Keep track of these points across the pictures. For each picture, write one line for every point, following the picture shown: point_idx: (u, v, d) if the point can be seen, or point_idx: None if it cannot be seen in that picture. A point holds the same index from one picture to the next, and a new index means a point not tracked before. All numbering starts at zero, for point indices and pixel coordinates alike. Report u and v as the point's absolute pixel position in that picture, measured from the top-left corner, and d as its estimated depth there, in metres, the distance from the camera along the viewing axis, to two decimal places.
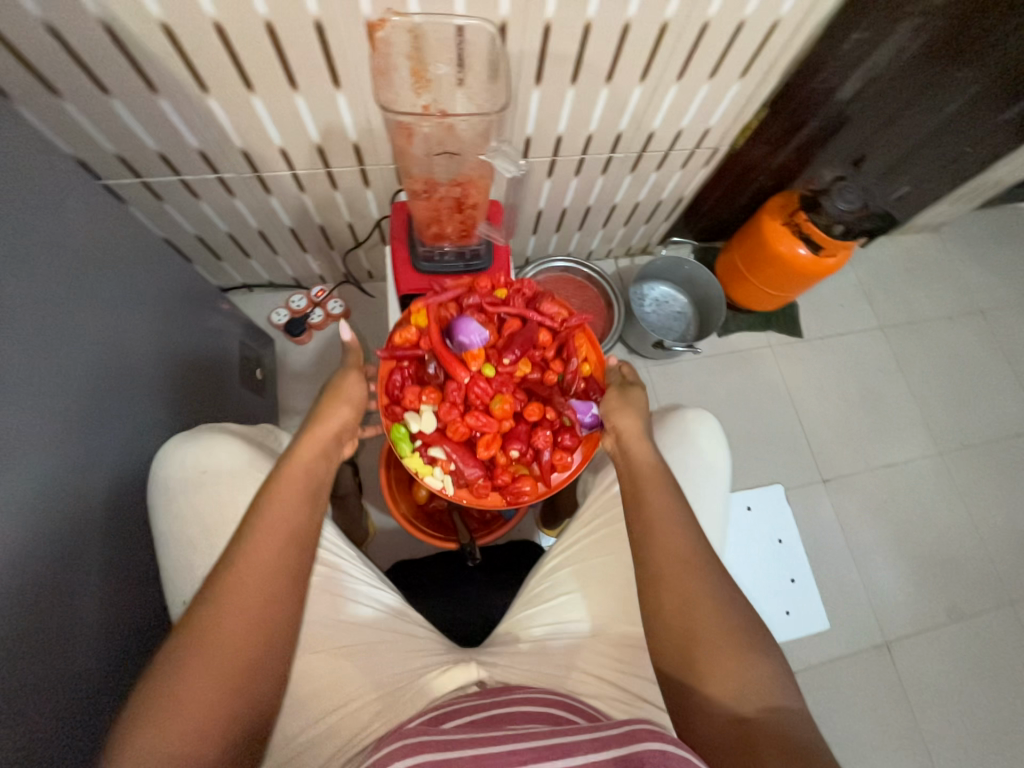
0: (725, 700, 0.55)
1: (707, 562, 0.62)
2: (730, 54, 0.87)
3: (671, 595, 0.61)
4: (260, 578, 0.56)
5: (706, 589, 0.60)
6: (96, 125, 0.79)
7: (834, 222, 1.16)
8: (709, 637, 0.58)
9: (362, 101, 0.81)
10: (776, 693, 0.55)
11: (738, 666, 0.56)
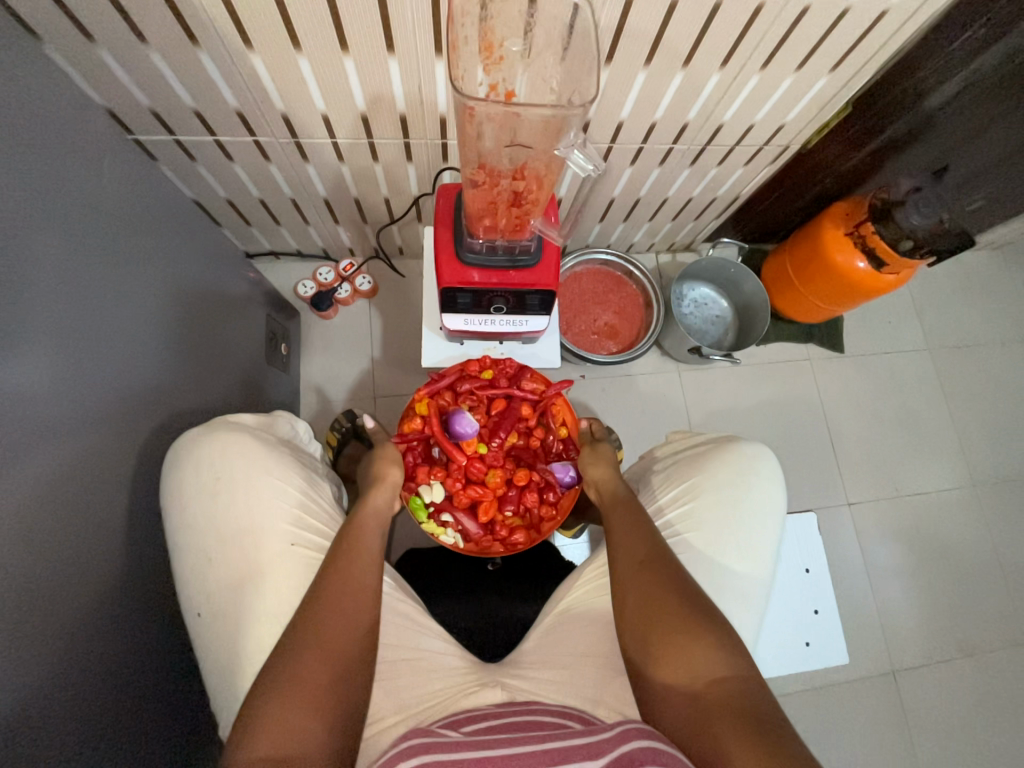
0: (683, 680, 0.59)
1: (665, 561, 0.67)
2: (822, 44, 0.79)
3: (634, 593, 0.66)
4: (337, 608, 0.60)
5: (662, 582, 0.65)
6: (131, 76, 0.74)
7: (903, 238, 1.07)
8: (666, 626, 0.62)
9: (416, 70, 0.74)
10: (727, 669, 0.58)
11: (691, 647, 0.60)
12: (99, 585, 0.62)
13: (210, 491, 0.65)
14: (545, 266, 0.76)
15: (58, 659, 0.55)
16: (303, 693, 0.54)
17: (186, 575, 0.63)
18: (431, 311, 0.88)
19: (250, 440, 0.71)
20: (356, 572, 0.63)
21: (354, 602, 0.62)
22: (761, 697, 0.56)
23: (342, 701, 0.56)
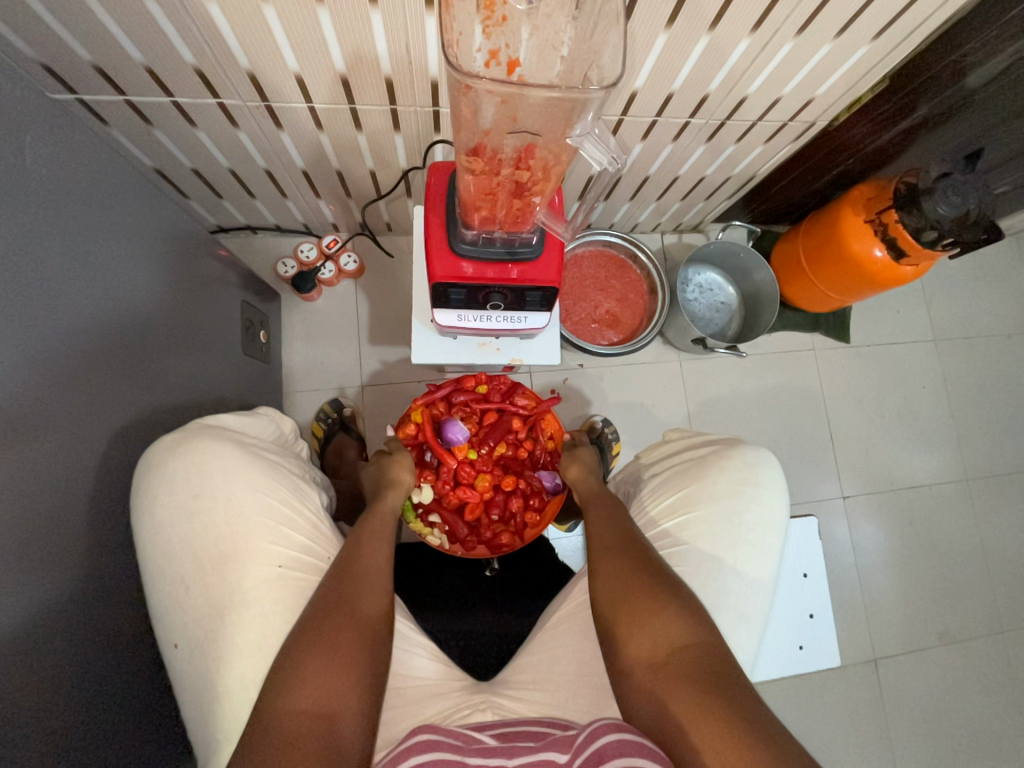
0: (647, 650, 0.60)
1: (636, 540, 0.69)
2: (868, 9, 0.70)
3: (603, 570, 0.67)
4: (364, 573, 0.63)
5: (631, 559, 0.67)
6: (66, 25, 0.63)
7: (926, 227, 0.99)
8: (634, 600, 0.63)
9: (402, 25, 0.64)
10: (691, 642, 0.59)
11: (657, 617, 0.61)
12: (66, 617, 0.57)
13: (187, 506, 0.60)
14: (547, 259, 0.69)
15: (22, 700, 0.51)
16: (346, 653, 0.56)
17: (164, 605, 0.59)
18: (422, 303, 0.81)
19: (229, 451, 0.65)
20: (357, 564, 0.63)
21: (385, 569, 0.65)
22: (722, 670, 0.57)
23: (373, 662, 0.57)
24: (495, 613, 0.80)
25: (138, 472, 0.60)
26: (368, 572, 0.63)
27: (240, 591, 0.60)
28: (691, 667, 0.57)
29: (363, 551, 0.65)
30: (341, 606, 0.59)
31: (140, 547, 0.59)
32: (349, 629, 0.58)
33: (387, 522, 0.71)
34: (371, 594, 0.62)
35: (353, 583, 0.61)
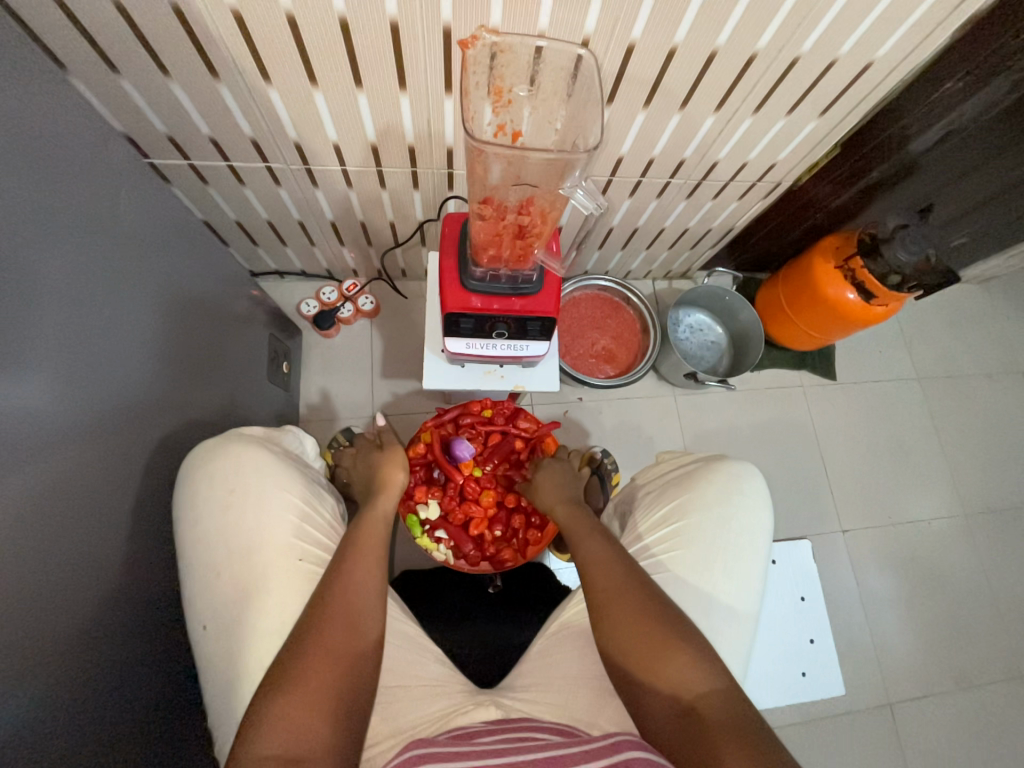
0: (663, 697, 0.60)
1: (635, 577, 0.67)
2: (812, 92, 0.83)
3: (607, 619, 0.65)
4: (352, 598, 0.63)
5: (634, 605, 0.65)
6: (151, 104, 0.77)
7: (890, 273, 1.10)
8: (645, 648, 0.62)
9: (426, 105, 0.78)
10: (704, 682, 0.59)
11: (669, 663, 0.61)
12: (99, 609, 0.61)
13: (222, 503, 0.66)
14: (546, 293, 0.78)
15: (56, 683, 0.54)
16: (322, 690, 0.55)
17: (195, 589, 0.64)
18: (433, 333, 0.90)
19: (264, 453, 0.72)
20: (350, 591, 0.63)
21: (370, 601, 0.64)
22: (736, 707, 0.58)
23: (350, 694, 0.57)
24: (497, 626, 0.82)
25: (183, 468, 0.66)
26: (348, 606, 0.62)
27: (265, 581, 0.64)
28: (710, 710, 0.57)
29: (342, 586, 0.64)
30: (314, 645, 0.58)
31: (179, 532, 0.65)
32: (322, 668, 0.57)
33: (371, 547, 0.70)
34: (348, 627, 0.61)
35: (326, 622, 0.60)
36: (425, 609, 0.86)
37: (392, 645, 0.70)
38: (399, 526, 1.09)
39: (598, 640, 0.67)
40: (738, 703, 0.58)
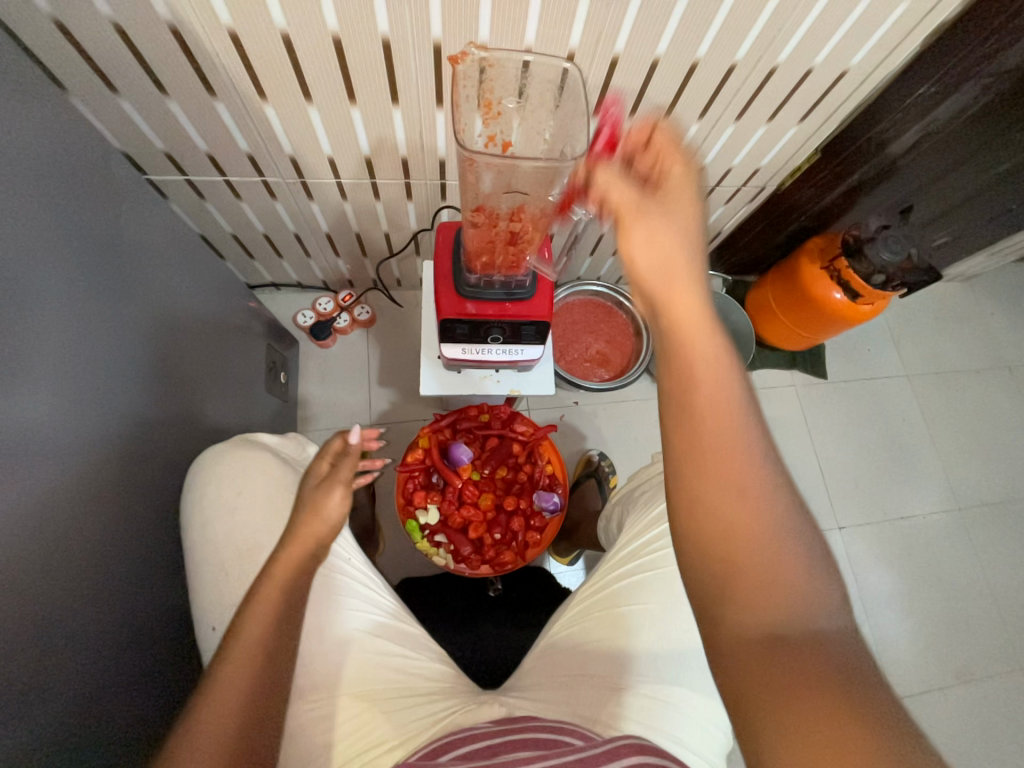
0: (755, 561, 0.40)
1: (763, 458, 0.42)
2: (792, 98, 0.86)
3: (708, 438, 0.42)
4: (276, 619, 0.58)
5: (755, 474, 0.42)
6: (149, 121, 0.78)
7: (875, 272, 1.12)
8: (751, 545, 0.40)
9: (418, 118, 0.80)
10: (812, 589, 0.40)
11: (777, 562, 0.40)
12: (101, 619, 0.61)
13: (229, 507, 0.73)
14: (539, 298, 0.80)
15: (57, 694, 0.54)
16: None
17: (204, 590, 0.70)
18: (430, 340, 0.91)
19: (265, 460, 0.79)
20: (273, 612, 0.58)
21: (257, 674, 0.53)
22: (837, 619, 0.40)
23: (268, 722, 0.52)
24: (498, 629, 0.82)
25: (193, 476, 0.74)
26: (227, 684, 0.52)
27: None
28: (819, 632, 0.38)
29: (228, 657, 0.54)
30: (182, 741, 0.49)
31: (190, 537, 0.72)
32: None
33: (273, 599, 0.59)
34: (227, 711, 0.50)
35: (197, 711, 0.51)
36: (427, 614, 0.86)
37: (395, 647, 0.71)
38: (398, 533, 1.09)
39: (682, 458, 0.43)
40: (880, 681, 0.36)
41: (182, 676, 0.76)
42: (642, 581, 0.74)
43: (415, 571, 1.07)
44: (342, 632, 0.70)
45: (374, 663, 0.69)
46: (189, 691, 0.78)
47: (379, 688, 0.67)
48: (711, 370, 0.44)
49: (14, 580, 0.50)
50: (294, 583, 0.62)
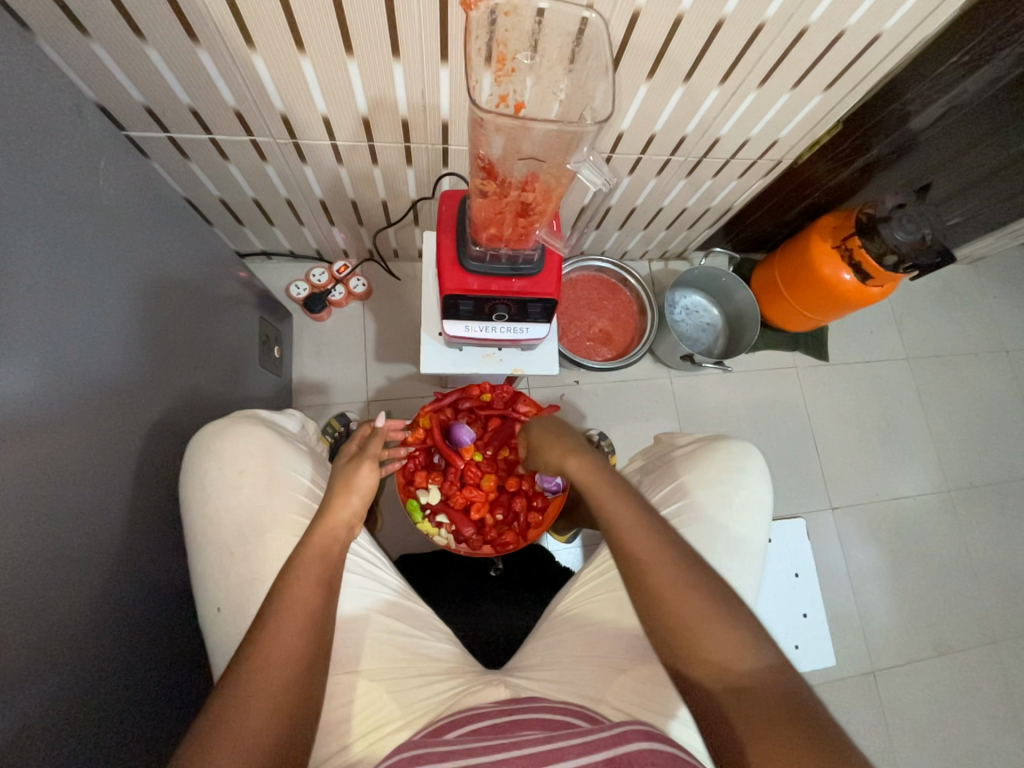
0: (698, 648, 0.55)
1: (678, 559, 0.60)
2: (819, 64, 0.81)
3: (643, 574, 0.60)
4: (302, 614, 0.59)
5: (678, 577, 0.59)
6: (125, 71, 0.72)
7: (887, 252, 1.09)
8: (690, 629, 0.56)
9: (420, 75, 0.74)
10: (739, 648, 0.55)
11: (713, 637, 0.55)
12: (92, 601, 0.59)
13: (231, 484, 0.71)
14: (547, 273, 0.77)
15: (49, 675, 0.53)
16: (248, 738, 0.50)
17: (208, 569, 0.68)
18: (430, 317, 0.88)
19: (266, 436, 0.76)
20: (301, 607, 0.59)
21: (303, 633, 0.58)
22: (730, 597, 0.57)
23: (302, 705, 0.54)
24: (500, 608, 0.83)
25: (193, 450, 0.71)
26: (277, 641, 0.56)
27: (272, 560, 0.69)
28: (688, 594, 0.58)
29: (275, 617, 0.58)
30: (241, 689, 0.53)
31: (189, 516, 0.69)
32: (248, 715, 0.51)
33: (313, 567, 0.63)
34: (279, 665, 0.55)
35: (235, 691, 0.53)
36: (429, 592, 0.87)
37: (402, 623, 0.71)
38: (397, 511, 1.08)
39: (637, 595, 0.60)
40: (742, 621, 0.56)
41: (179, 652, 0.76)
42: None
43: (413, 548, 1.07)
44: (348, 611, 0.69)
45: (381, 639, 0.69)
46: (186, 666, 0.78)
47: (381, 667, 0.67)
48: (633, 510, 0.64)
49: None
50: (329, 553, 0.66)
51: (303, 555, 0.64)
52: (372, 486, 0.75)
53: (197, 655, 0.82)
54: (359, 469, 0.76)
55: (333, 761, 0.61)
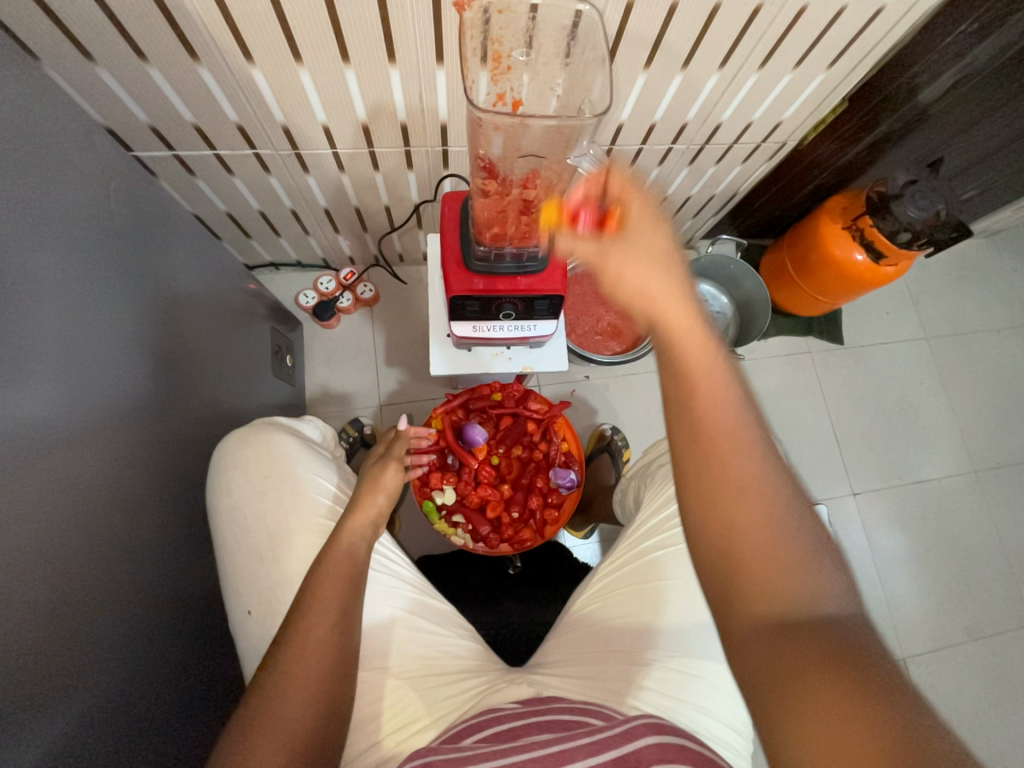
0: (775, 590, 0.42)
1: (757, 468, 0.45)
2: (821, 41, 0.79)
3: (726, 499, 0.44)
4: (326, 610, 0.59)
5: (762, 498, 0.44)
6: (129, 93, 0.73)
7: (900, 230, 1.06)
8: (767, 560, 0.43)
9: (416, 79, 0.74)
10: (824, 586, 0.42)
11: (788, 578, 0.42)
12: (122, 612, 0.61)
13: (256, 489, 0.72)
14: (552, 270, 0.76)
15: (84, 686, 0.55)
16: (286, 728, 0.52)
17: (239, 573, 0.70)
18: (438, 319, 0.88)
19: (290, 442, 0.77)
20: (327, 604, 0.60)
21: (333, 628, 0.59)
22: (830, 585, 0.42)
23: (335, 699, 0.56)
24: (521, 605, 0.84)
25: (219, 459, 0.73)
26: (310, 637, 0.57)
27: (297, 564, 0.70)
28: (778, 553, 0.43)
29: (307, 612, 0.59)
30: (277, 681, 0.55)
31: (218, 523, 0.71)
32: (285, 706, 0.53)
33: (340, 565, 0.64)
34: (312, 659, 0.56)
35: (268, 690, 0.54)
36: (451, 592, 0.88)
37: (427, 622, 0.72)
38: (414, 513, 1.09)
39: (699, 494, 0.45)
40: (824, 577, 0.42)
41: (209, 658, 0.78)
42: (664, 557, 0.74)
43: (432, 549, 1.08)
44: (377, 616, 0.70)
45: (407, 640, 0.69)
46: (216, 671, 0.80)
47: (408, 665, 0.68)
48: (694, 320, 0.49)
49: (23, 579, 0.49)
50: (356, 552, 0.66)
51: (326, 557, 0.64)
52: (397, 488, 0.76)
53: (227, 660, 0.84)
54: (382, 469, 0.78)
55: (364, 760, 0.62)
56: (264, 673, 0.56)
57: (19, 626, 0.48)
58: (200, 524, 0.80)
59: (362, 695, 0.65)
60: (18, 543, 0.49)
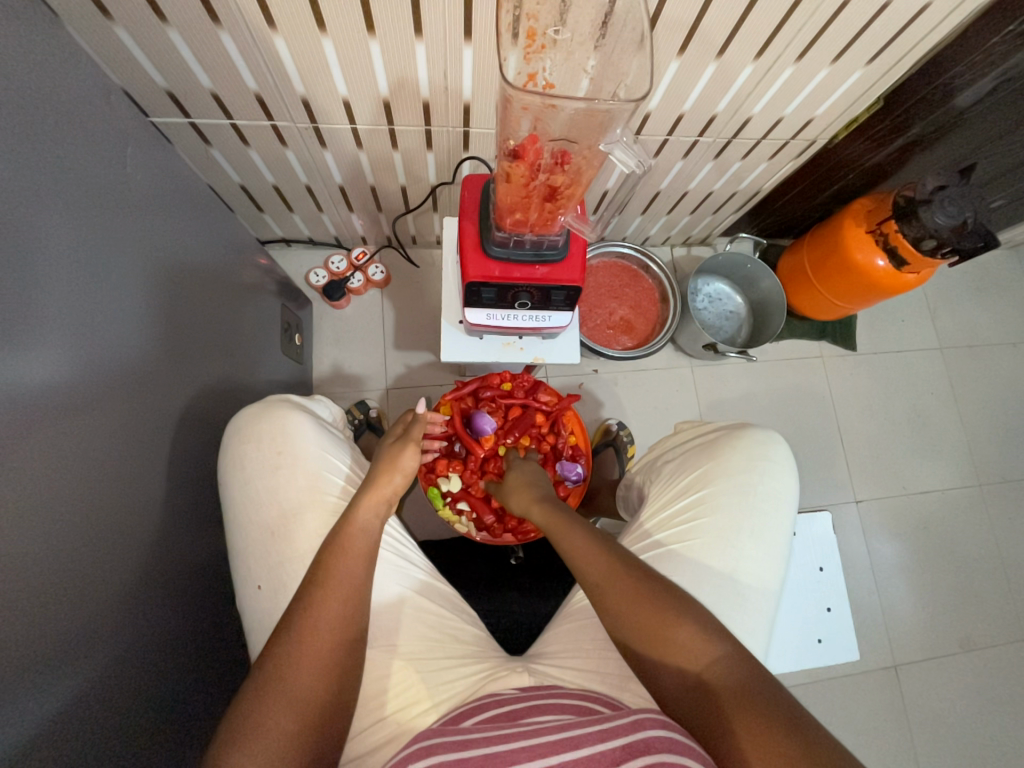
0: (673, 650, 0.57)
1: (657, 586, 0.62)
2: (866, 33, 0.76)
3: (651, 630, 0.59)
4: (340, 586, 0.59)
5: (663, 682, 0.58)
6: (148, 56, 0.71)
7: (925, 237, 1.03)
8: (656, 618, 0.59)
9: (442, 55, 0.72)
10: (717, 647, 0.57)
11: (677, 629, 0.58)
12: (123, 583, 0.61)
13: (270, 467, 0.72)
14: (571, 260, 0.75)
15: (85, 654, 0.55)
16: (298, 697, 0.52)
17: (252, 547, 0.70)
18: (451, 303, 0.87)
19: (304, 421, 0.77)
20: (342, 579, 0.60)
21: (347, 603, 0.59)
22: (723, 649, 0.57)
23: (344, 672, 0.56)
24: (522, 595, 0.85)
25: (236, 433, 0.73)
26: (325, 608, 0.57)
27: (307, 541, 0.70)
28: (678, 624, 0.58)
29: (322, 585, 0.59)
30: (291, 649, 0.55)
31: (230, 498, 0.71)
32: (298, 675, 0.54)
33: (355, 541, 0.63)
34: (326, 631, 0.57)
35: (279, 659, 0.54)
36: (454, 578, 0.88)
37: (434, 604, 0.72)
38: (419, 500, 1.09)
39: (625, 622, 0.61)
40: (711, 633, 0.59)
41: (211, 630, 0.79)
42: (665, 556, 0.74)
43: (436, 534, 1.09)
44: (385, 595, 0.70)
45: (414, 621, 0.70)
46: (217, 644, 0.81)
47: (414, 646, 0.68)
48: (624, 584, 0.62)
49: (28, 543, 0.49)
50: (370, 530, 0.65)
51: (340, 536, 0.63)
52: (414, 471, 0.76)
53: (230, 633, 0.85)
54: (401, 449, 0.77)
55: (368, 737, 0.62)
56: (275, 640, 0.56)
57: (20, 590, 0.48)
58: (205, 499, 0.80)
59: (367, 674, 0.65)
60: (23, 511, 0.49)
